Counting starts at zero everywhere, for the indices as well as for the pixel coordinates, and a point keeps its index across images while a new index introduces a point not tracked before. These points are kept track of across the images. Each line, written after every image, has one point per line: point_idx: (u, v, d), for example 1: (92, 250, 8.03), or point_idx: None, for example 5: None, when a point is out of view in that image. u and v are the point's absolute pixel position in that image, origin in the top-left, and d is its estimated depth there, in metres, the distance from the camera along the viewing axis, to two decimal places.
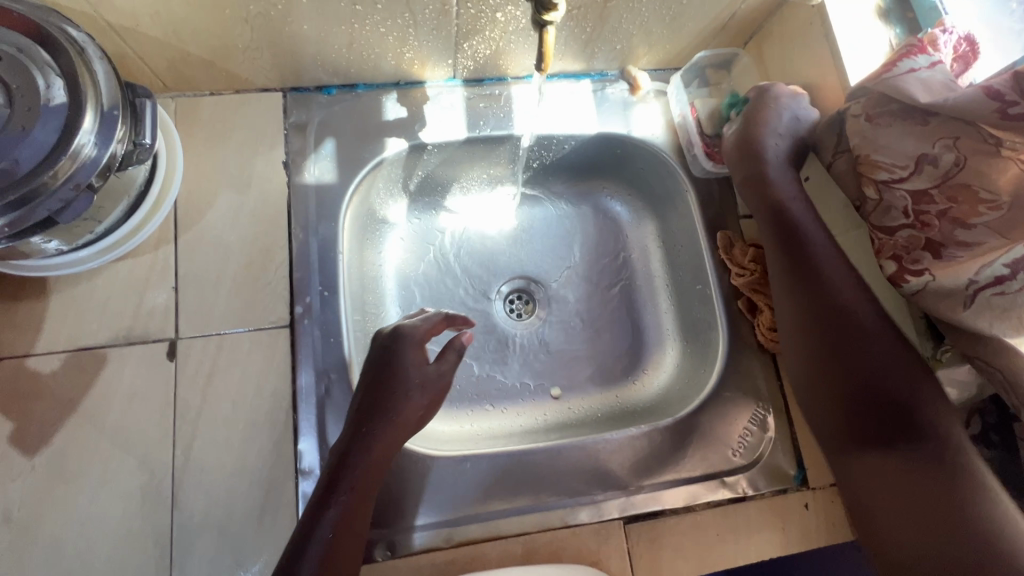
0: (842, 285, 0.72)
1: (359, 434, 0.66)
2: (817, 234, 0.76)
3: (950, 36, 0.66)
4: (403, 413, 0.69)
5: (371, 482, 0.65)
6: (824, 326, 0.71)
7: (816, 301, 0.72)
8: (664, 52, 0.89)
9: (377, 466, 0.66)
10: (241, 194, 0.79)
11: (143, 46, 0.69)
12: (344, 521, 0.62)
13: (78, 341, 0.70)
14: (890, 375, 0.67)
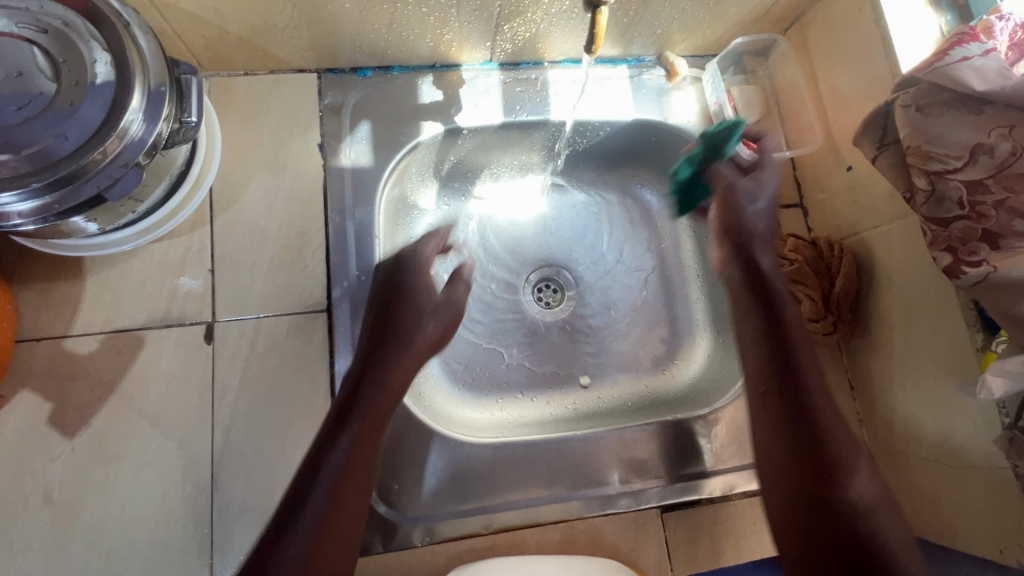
0: (806, 355, 0.69)
1: (366, 368, 0.66)
2: (790, 304, 0.73)
3: (1006, 23, 0.65)
4: (405, 339, 0.70)
5: (372, 428, 0.63)
6: (775, 390, 0.67)
7: (775, 362, 0.69)
8: (703, 38, 0.87)
9: (385, 395, 0.65)
10: (276, 177, 0.78)
11: (183, 23, 0.67)
12: (349, 457, 0.60)
13: (114, 323, 0.69)
14: (835, 445, 0.62)
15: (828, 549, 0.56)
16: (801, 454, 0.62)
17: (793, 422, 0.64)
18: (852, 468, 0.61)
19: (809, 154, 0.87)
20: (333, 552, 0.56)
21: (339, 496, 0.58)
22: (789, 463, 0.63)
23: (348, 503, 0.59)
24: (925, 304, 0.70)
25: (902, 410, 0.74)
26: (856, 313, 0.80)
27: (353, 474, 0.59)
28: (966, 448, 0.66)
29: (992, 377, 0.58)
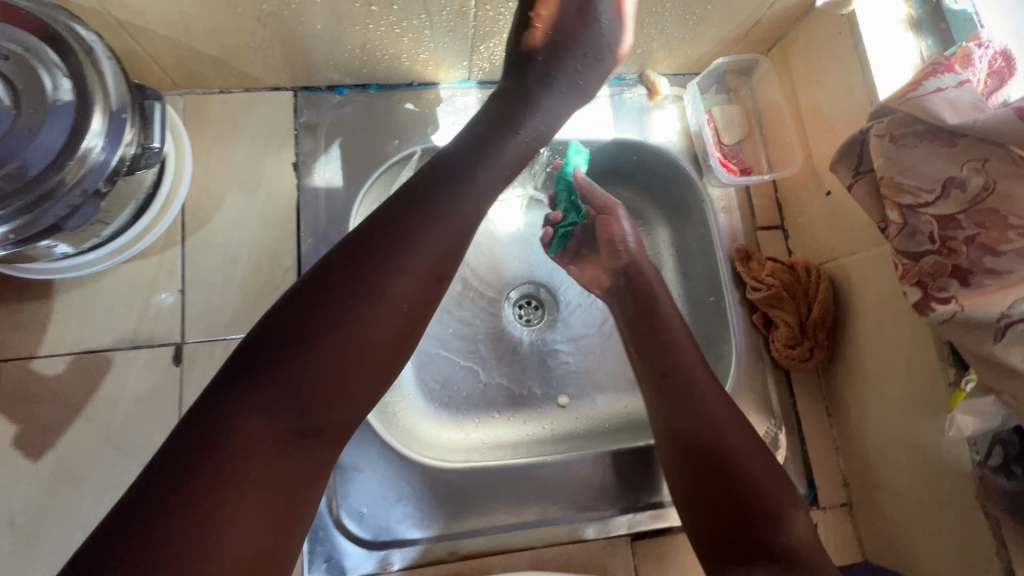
0: (696, 372, 0.69)
1: (410, 211, 0.54)
2: (679, 326, 0.73)
3: (985, 51, 0.63)
4: (450, 208, 0.55)
5: (418, 263, 0.52)
6: (672, 407, 0.67)
7: (668, 381, 0.69)
8: (685, 57, 0.86)
9: (427, 248, 0.53)
10: (249, 196, 0.77)
11: (153, 44, 0.67)
12: (410, 241, 0.52)
13: (83, 344, 0.70)
14: (716, 438, 0.64)
15: (740, 535, 0.58)
16: (701, 457, 0.63)
17: (691, 434, 0.65)
18: (753, 464, 0.62)
19: (790, 177, 0.85)
20: (270, 463, 0.46)
21: (357, 315, 0.50)
22: (693, 468, 0.63)
23: (374, 328, 0.50)
24: (899, 336, 0.69)
25: (874, 440, 0.74)
26: (832, 340, 0.79)
27: (383, 306, 0.50)
28: (935, 483, 0.65)
29: (961, 415, 0.57)
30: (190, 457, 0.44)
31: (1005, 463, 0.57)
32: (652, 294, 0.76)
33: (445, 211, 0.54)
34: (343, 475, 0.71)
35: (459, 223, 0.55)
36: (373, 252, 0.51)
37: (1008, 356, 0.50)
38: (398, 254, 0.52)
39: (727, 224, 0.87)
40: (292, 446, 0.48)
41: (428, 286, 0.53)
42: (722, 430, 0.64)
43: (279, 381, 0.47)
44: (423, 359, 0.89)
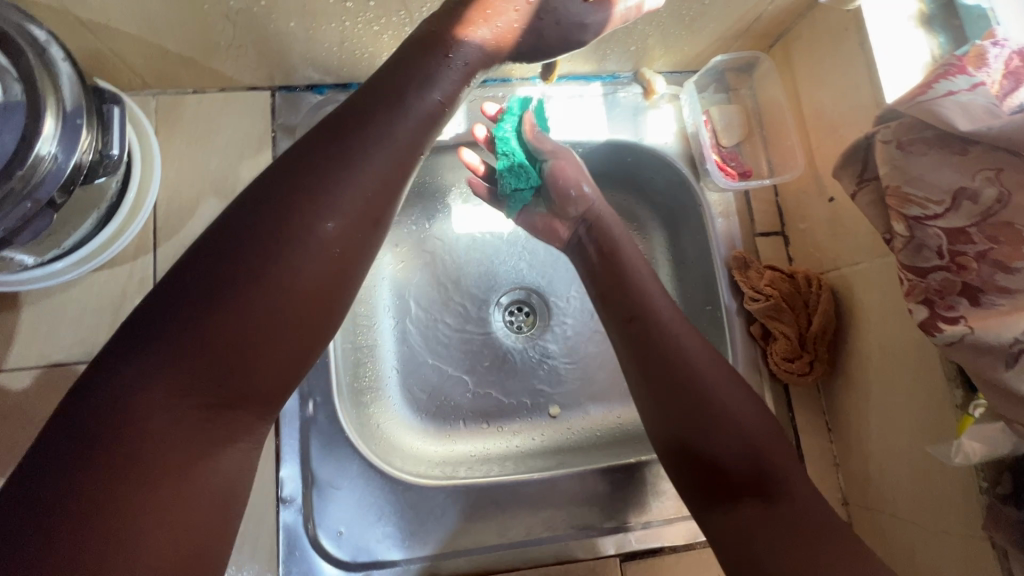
0: (688, 349, 0.61)
1: (339, 135, 0.48)
2: (649, 276, 0.69)
3: (1000, 49, 0.59)
4: (380, 130, 0.49)
5: (353, 195, 0.46)
6: (663, 389, 0.60)
7: (656, 361, 0.61)
8: (681, 54, 0.82)
9: (361, 173, 0.47)
10: (224, 202, 0.74)
11: (119, 43, 0.63)
12: (339, 170, 0.46)
13: (51, 356, 0.67)
14: (699, 390, 0.58)
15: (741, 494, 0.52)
16: (699, 439, 0.56)
17: (686, 414, 0.58)
18: (758, 442, 0.55)
19: (791, 181, 0.82)
20: (190, 433, 0.39)
21: (280, 257, 0.43)
22: (692, 452, 0.56)
23: (298, 271, 0.43)
24: (903, 353, 0.65)
25: (876, 460, 0.70)
26: (834, 354, 0.76)
27: (309, 240, 0.44)
28: (940, 508, 0.62)
29: (969, 440, 0.55)
30: (81, 437, 0.36)
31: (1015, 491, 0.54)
32: (630, 267, 0.69)
33: (374, 133, 0.49)
34: (320, 494, 0.69)
35: (395, 147, 0.49)
36: (295, 180, 0.45)
37: (1018, 383, 0.47)
38: (320, 179, 0.45)
39: (725, 230, 0.83)
40: (214, 416, 0.41)
41: (365, 226, 0.47)
42: (722, 408, 0.57)
43: (167, 348, 0.39)
44: (408, 368, 0.86)
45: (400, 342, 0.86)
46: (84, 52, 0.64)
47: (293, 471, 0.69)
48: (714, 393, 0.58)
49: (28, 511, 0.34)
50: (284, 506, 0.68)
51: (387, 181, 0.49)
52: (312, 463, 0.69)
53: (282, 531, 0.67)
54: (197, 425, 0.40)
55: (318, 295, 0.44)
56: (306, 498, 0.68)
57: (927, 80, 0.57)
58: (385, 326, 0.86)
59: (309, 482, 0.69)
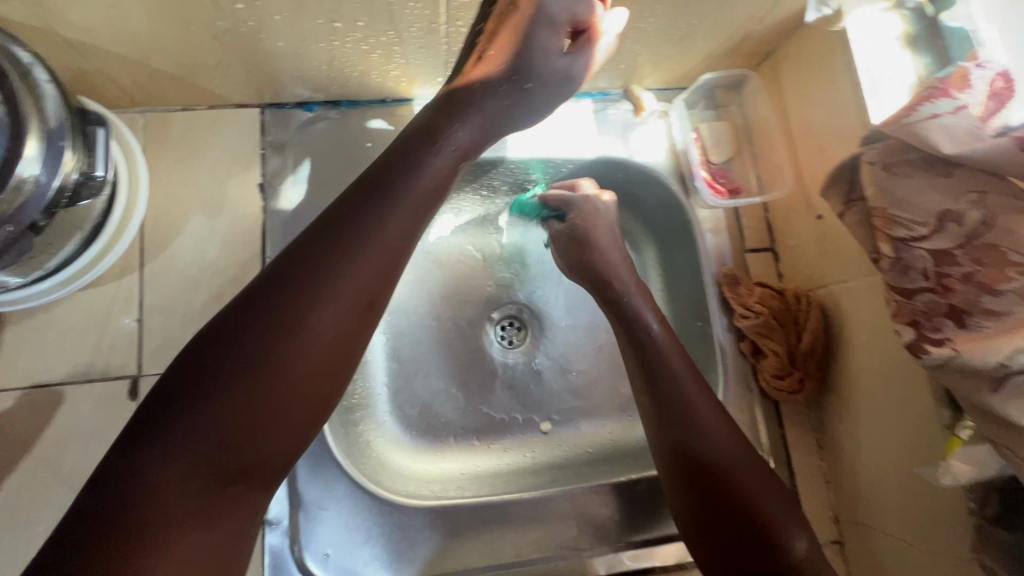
0: (712, 433, 0.60)
1: (336, 220, 0.47)
2: (654, 315, 0.69)
3: (986, 70, 0.54)
4: (385, 226, 0.47)
5: (355, 282, 0.45)
6: (688, 468, 0.60)
7: (682, 445, 0.61)
8: (671, 72, 0.82)
9: (365, 260, 0.46)
10: (212, 219, 0.74)
11: (105, 61, 0.63)
12: (344, 262, 0.45)
13: (33, 377, 0.66)
14: (703, 443, 0.60)
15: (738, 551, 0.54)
16: (728, 527, 0.55)
17: (713, 503, 0.57)
18: (785, 529, 0.54)
19: (781, 198, 0.82)
20: (195, 514, 0.41)
21: (280, 351, 0.43)
22: (722, 541, 0.56)
23: (306, 355, 0.43)
24: (895, 373, 0.65)
25: (867, 477, 0.70)
26: (824, 371, 0.76)
27: (329, 304, 0.44)
28: (930, 526, 0.62)
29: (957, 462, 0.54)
30: (100, 510, 0.39)
31: (1003, 514, 0.53)
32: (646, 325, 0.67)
33: (381, 224, 0.47)
34: (306, 515, 0.68)
35: (409, 231, 0.49)
36: (304, 268, 0.45)
37: (1005, 409, 0.47)
38: (332, 269, 0.45)
39: (715, 247, 0.83)
40: (219, 496, 0.42)
41: (359, 308, 0.46)
42: (747, 498, 0.56)
43: (189, 422, 0.41)
44: (398, 386, 0.84)
45: (389, 359, 0.85)
46: (70, 72, 0.64)
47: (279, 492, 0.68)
48: (716, 449, 0.60)
49: (91, 511, 0.39)
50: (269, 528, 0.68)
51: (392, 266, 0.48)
52: (298, 485, 0.68)
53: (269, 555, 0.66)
54: (213, 491, 0.41)
55: (316, 381, 0.44)
56: (292, 520, 0.68)
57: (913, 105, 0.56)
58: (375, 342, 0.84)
59: (294, 504, 0.68)
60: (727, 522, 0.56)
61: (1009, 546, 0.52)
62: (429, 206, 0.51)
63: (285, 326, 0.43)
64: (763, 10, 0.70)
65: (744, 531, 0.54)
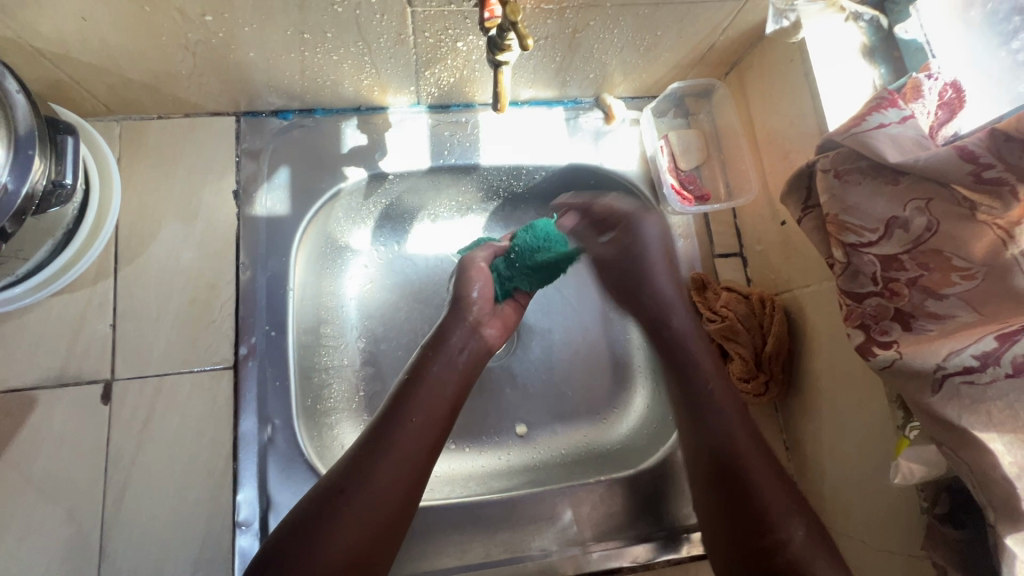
0: (737, 436, 0.65)
1: (439, 358, 0.66)
2: (694, 335, 0.75)
3: (934, 82, 0.61)
4: (437, 374, 0.64)
5: (418, 442, 0.59)
6: (699, 437, 0.67)
7: (701, 434, 0.67)
8: (640, 81, 0.84)
9: (444, 375, 0.65)
10: (187, 226, 0.75)
11: (79, 71, 0.64)
12: (431, 396, 0.62)
13: (6, 381, 0.67)
14: (734, 444, 0.64)
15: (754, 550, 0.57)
16: (726, 489, 0.62)
17: (724, 495, 0.62)
18: (784, 521, 0.57)
19: (748, 204, 0.84)
20: None
21: (392, 450, 0.57)
22: (728, 521, 0.61)
23: (364, 505, 0.54)
24: (855, 375, 0.66)
25: (829, 477, 0.72)
26: (789, 373, 0.77)
27: (393, 461, 0.57)
28: (886, 524, 0.64)
29: (907, 461, 0.55)
30: None
31: (953, 512, 0.55)
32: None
33: (440, 382, 0.64)
34: (277, 517, 0.68)
35: (448, 394, 0.64)
36: (389, 432, 0.58)
37: (944, 409, 0.49)
38: (393, 435, 0.58)
39: (685, 253, 0.85)
40: None
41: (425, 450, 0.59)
42: (755, 494, 0.60)
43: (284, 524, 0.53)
44: (373, 391, 0.83)
45: (366, 363, 0.84)
46: (44, 81, 0.65)
47: (250, 495, 0.68)
48: (743, 451, 0.63)
49: None
50: (241, 530, 0.67)
51: (433, 453, 0.60)
52: (269, 487, 0.69)
53: (238, 557, 0.66)
54: None
55: (414, 480, 0.57)
56: (264, 522, 0.68)
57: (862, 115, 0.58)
58: (351, 345, 0.84)
59: (265, 506, 0.68)
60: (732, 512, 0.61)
61: (958, 542, 0.54)
62: (447, 388, 0.64)
63: (365, 474, 0.55)
64: (726, 22, 0.72)
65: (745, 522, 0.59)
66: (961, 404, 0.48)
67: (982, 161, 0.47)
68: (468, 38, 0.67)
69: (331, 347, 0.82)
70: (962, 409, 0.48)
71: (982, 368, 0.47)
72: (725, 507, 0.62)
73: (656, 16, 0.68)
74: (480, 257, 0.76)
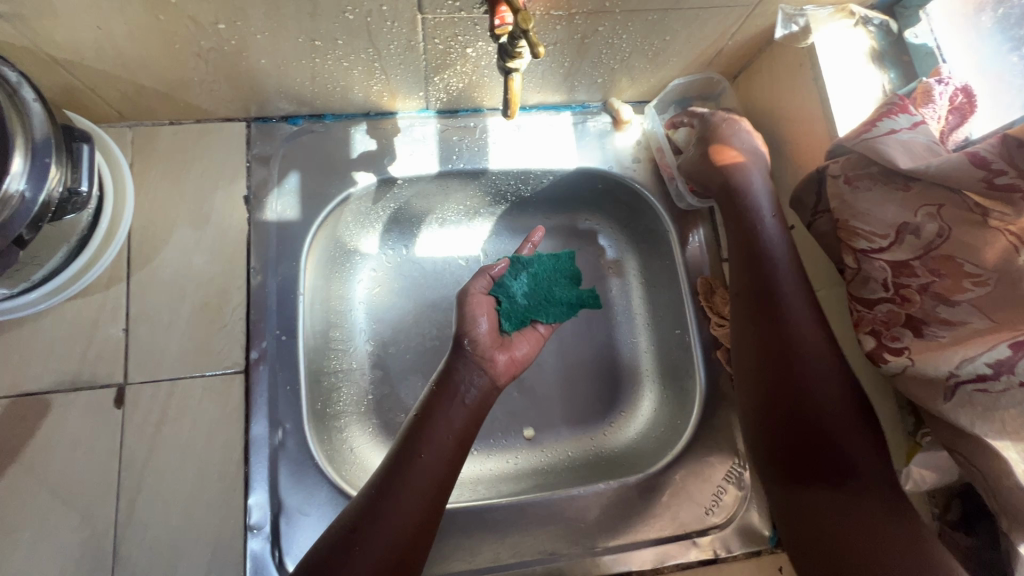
0: (810, 350, 0.61)
1: (447, 395, 0.66)
2: (780, 240, 0.68)
3: (945, 87, 0.61)
4: (444, 412, 0.64)
5: (428, 480, 0.60)
6: (768, 344, 0.63)
7: (772, 342, 0.62)
8: (648, 86, 0.84)
9: (455, 411, 0.65)
10: (198, 231, 0.75)
11: (93, 78, 0.65)
12: (441, 433, 0.63)
13: (21, 386, 0.68)
14: (803, 353, 0.61)
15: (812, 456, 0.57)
16: (787, 395, 0.60)
17: (789, 405, 0.59)
18: (849, 436, 0.57)
19: None
20: None
21: (403, 486, 0.59)
22: (788, 429, 0.59)
23: (378, 545, 0.55)
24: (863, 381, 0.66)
25: None
26: None
27: (403, 498, 0.58)
28: None
29: (918, 469, 0.57)
30: None
31: (964, 518, 0.57)
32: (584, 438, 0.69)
33: (446, 420, 0.64)
34: (288, 521, 0.69)
35: (455, 429, 0.64)
36: (399, 473, 0.59)
37: (955, 416, 0.49)
38: (404, 474, 0.59)
39: (693, 257, 0.85)
40: None
41: (436, 484, 0.60)
42: (821, 408, 0.58)
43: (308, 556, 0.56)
44: (382, 394, 0.83)
45: (375, 366, 0.84)
46: (59, 89, 0.66)
47: (261, 498, 0.69)
48: (812, 362, 0.60)
49: None
50: (252, 534, 0.68)
51: (443, 489, 0.61)
52: (280, 490, 0.69)
53: (250, 560, 0.67)
54: None
55: (425, 516, 0.59)
56: (275, 525, 0.68)
57: (735, 125, 0.77)
58: (360, 348, 0.84)
59: (276, 509, 0.69)
60: (795, 419, 0.59)
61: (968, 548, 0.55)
62: (454, 424, 0.64)
63: (379, 514, 0.57)
64: (733, 27, 0.72)
65: (808, 433, 0.58)
66: (973, 412, 0.48)
67: (994, 167, 0.47)
68: (477, 44, 0.68)
69: (341, 350, 0.83)
70: (974, 416, 0.48)
71: (994, 376, 0.47)
72: (787, 412, 0.59)
73: (665, 21, 0.68)
74: (479, 287, 0.74)
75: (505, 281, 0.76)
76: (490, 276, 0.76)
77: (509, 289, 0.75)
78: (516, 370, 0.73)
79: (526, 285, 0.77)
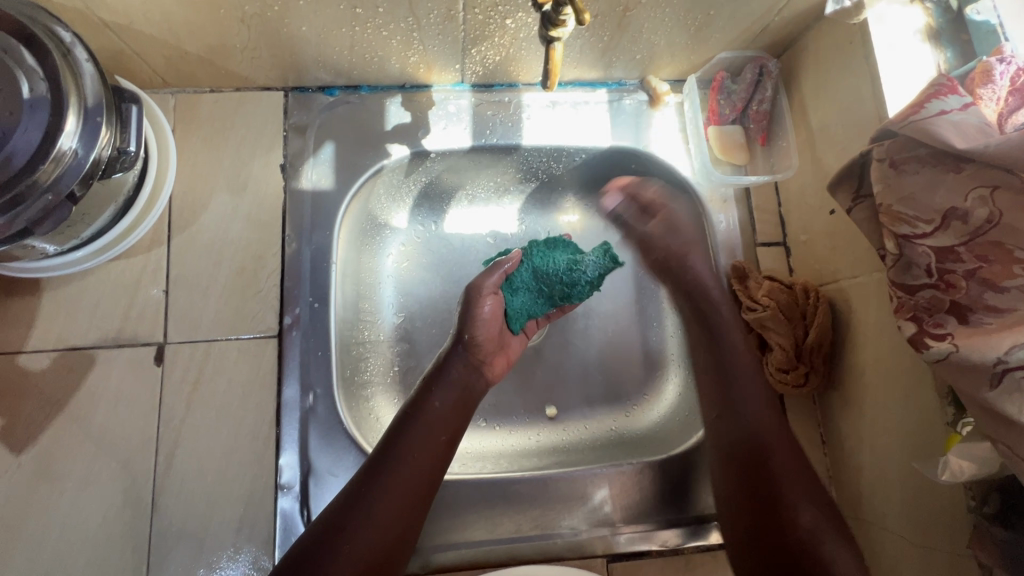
0: (763, 424, 0.68)
1: (433, 391, 0.67)
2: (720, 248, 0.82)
3: (1007, 66, 0.58)
4: (436, 409, 0.66)
5: (415, 476, 0.61)
6: (718, 406, 0.71)
7: (721, 400, 0.71)
8: (687, 63, 0.82)
9: (443, 408, 0.66)
10: (236, 197, 0.77)
11: (139, 43, 0.66)
12: (425, 432, 0.64)
13: (67, 340, 0.71)
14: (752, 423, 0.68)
15: (761, 519, 0.62)
16: (741, 463, 0.67)
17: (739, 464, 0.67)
18: (794, 502, 0.61)
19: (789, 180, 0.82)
20: None
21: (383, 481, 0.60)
22: (743, 495, 0.65)
23: (365, 537, 0.57)
24: (903, 367, 0.64)
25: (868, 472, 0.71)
26: (829, 367, 0.76)
27: (389, 493, 0.59)
28: (932, 523, 0.62)
29: (957, 459, 0.54)
30: None
31: (1002, 512, 0.55)
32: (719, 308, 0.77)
33: (439, 415, 0.65)
34: (316, 482, 0.70)
35: (448, 424, 0.66)
36: (388, 469, 0.60)
37: (1003, 405, 0.47)
38: (392, 468, 0.60)
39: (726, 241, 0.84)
40: None
41: (426, 484, 0.62)
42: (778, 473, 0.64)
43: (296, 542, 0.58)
44: (407, 367, 0.84)
45: (401, 339, 0.85)
46: (108, 52, 0.67)
47: (291, 459, 0.71)
48: (755, 431, 0.68)
49: None
50: (282, 493, 0.70)
51: (431, 484, 0.62)
52: (309, 452, 0.71)
53: (279, 518, 0.69)
54: None
55: (409, 509, 0.60)
56: (304, 486, 0.70)
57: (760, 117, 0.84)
58: (388, 320, 0.85)
59: (305, 470, 0.71)
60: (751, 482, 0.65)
61: (1008, 544, 0.53)
62: (448, 421, 0.66)
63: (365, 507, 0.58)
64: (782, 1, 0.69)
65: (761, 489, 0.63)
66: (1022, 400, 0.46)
67: None
68: (517, 15, 0.67)
69: (370, 321, 0.84)
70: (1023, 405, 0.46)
71: None
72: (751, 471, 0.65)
73: None
74: (488, 283, 0.73)
75: (513, 275, 0.75)
76: (502, 273, 0.74)
77: (514, 287, 0.75)
78: (509, 367, 0.76)
79: (525, 285, 0.75)
